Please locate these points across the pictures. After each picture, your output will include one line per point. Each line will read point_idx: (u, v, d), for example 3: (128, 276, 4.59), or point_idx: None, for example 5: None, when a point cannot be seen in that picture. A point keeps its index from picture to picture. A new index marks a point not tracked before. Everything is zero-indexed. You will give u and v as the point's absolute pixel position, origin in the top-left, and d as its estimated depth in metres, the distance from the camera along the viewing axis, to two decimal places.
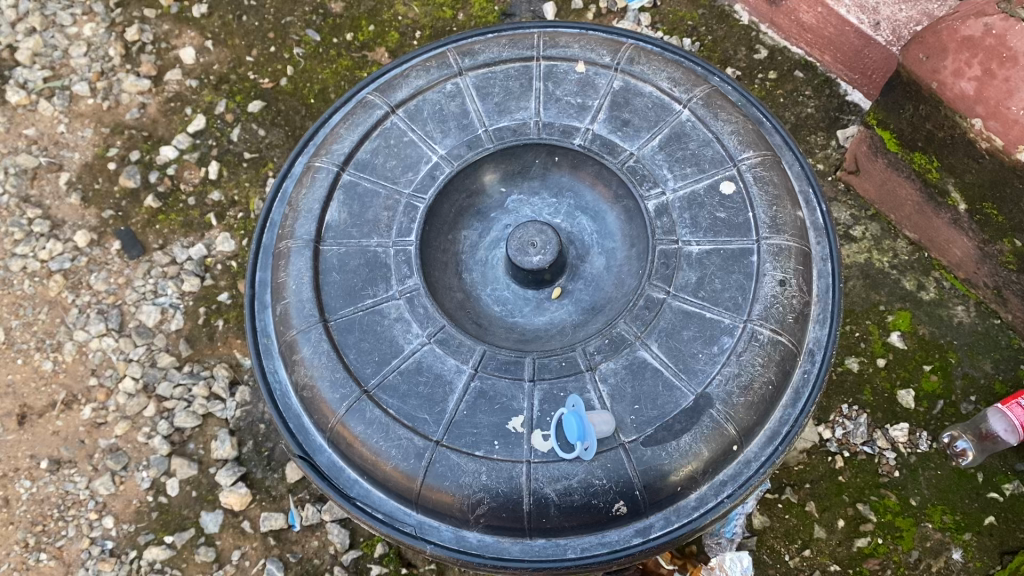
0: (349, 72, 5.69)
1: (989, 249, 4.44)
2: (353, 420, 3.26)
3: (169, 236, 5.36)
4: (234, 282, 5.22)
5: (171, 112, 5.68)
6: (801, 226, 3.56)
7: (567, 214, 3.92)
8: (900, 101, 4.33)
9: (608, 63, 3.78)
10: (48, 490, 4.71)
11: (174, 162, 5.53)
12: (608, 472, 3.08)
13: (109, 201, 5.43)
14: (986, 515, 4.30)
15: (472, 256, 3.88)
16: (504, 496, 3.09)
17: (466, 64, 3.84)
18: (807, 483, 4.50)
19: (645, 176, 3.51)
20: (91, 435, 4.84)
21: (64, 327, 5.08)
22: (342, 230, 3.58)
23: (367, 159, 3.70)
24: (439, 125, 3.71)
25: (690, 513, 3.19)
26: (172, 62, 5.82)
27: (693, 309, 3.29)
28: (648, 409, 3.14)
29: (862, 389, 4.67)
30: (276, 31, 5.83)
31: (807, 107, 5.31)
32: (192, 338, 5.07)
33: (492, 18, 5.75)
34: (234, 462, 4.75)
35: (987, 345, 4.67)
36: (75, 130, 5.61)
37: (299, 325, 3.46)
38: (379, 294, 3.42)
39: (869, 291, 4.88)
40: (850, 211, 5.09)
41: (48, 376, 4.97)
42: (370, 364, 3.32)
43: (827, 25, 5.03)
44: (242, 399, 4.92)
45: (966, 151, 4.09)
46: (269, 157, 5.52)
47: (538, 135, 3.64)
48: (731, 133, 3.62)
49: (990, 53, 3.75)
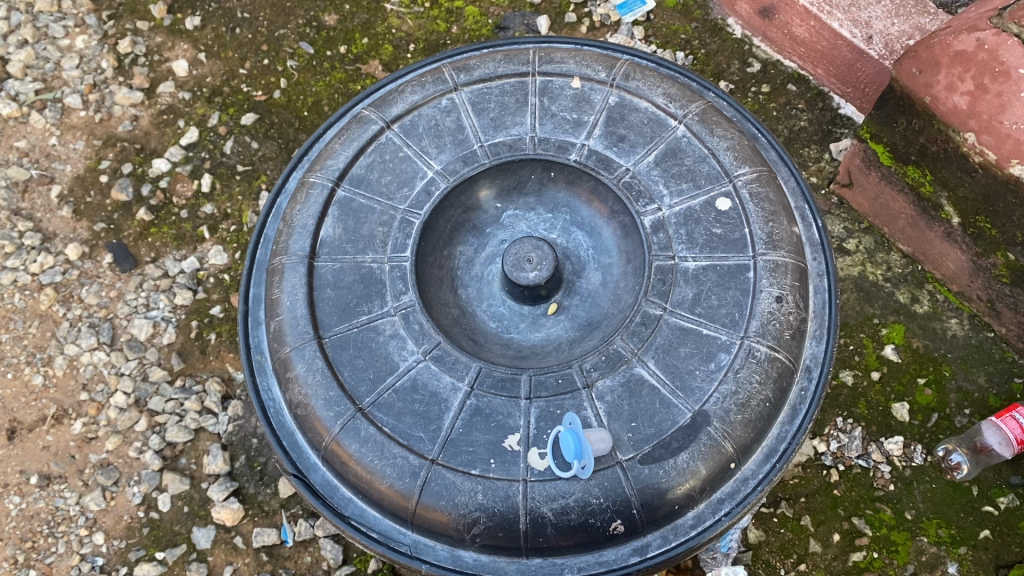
0: (342, 84, 5.67)
1: (982, 263, 4.45)
2: (347, 438, 3.23)
3: (162, 249, 5.32)
4: (226, 295, 5.20)
5: (164, 125, 5.66)
6: (796, 242, 3.55)
7: (563, 229, 3.91)
8: (893, 115, 4.34)
9: (604, 79, 3.78)
10: (38, 506, 4.66)
11: (166, 175, 5.50)
12: (605, 490, 3.06)
13: (100, 214, 5.40)
14: (982, 528, 4.29)
15: (468, 272, 3.86)
16: (501, 515, 3.07)
17: (462, 80, 3.83)
18: (802, 497, 4.49)
19: (641, 192, 3.51)
20: (82, 450, 4.79)
21: (55, 341, 5.04)
22: (337, 246, 3.56)
23: (362, 175, 3.68)
24: (434, 141, 3.70)
25: (687, 532, 3.17)
26: (165, 75, 5.80)
27: (690, 326, 3.27)
28: (645, 426, 3.13)
29: (857, 403, 4.66)
30: (270, 44, 5.82)
31: (800, 121, 5.32)
32: (184, 351, 5.04)
33: (486, 31, 5.75)
34: (227, 477, 4.72)
35: (981, 358, 4.68)
36: (68, 142, 5.58)
37: (293, 342, 3.43)
38: (374, 311, 3.40)
39: (863, 304, 4.88)
40: (844, 224, 5.10)
41: (39, 390, 4.93)
42: (365, 382, 3.29)
43: (820, 40, 5.05)
44: (234, 413, 4.88)
45: (960, 165, 4.11)
46: (262, 170, 5.50)
47: (534, 151, 3.63)
48: (726, 148, 3.62)
49: (983, 68, 3.72)
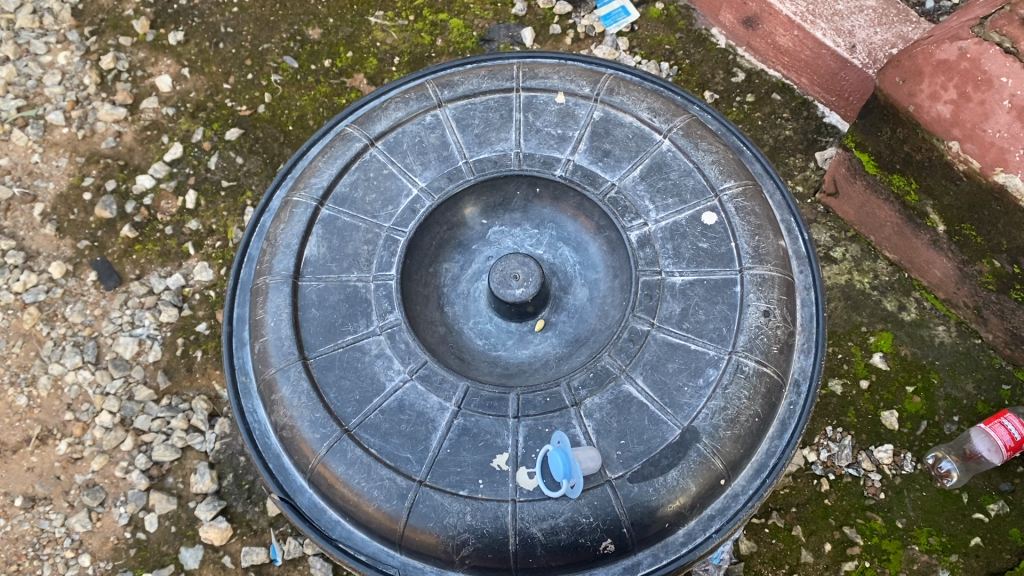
0: (327, 98, 5.65)
1: (968, 271, 4.45)
2: (334, 460, 3.20)
3: (147, 266, 5.28)
4: (212, 312, 5.15)
5: (147, 141, 5.62)
6: (782, 254, 3.55)
7: (549, 244, 3.89)
8: (877, 124, 4.33)
9: (588, 94, 3.77)
10: (23, 529, 4.62)
11: (150, 192, 5.46)
12: (595, 509, 3.04)
13: (84, 232, 5.35)
14: (972, 536, 4.29)
15: (454, 289, 3.84)
16: (490, 536, 3.04)
17: (446, 96, 3.82)
18: (793, 507, 4.48)
19: (627, 208, 3.49)
20: (67, 471, 4.74)
21: (39, 361, 4.99)
22: (321, 265, 3.53)
23: (346, 193, 3.66)
24: (418, 157, 3.68)
25: (678, 549, 3.15)
26: (148, 90, 5.76)
27: (678, 342, 3.26)
28: (634, 444, 3.11)
29: (846, 411, 4.66)
30: (254, 58, 5.80)
31: (785, 130, 5.33)
32: (170, 369, 5.00)
33: (470, 43, 5.74)
34: (214, 496, 4.68)
35: (968, 365, 4.69)
36: (50, 159, 5.53)
37: (278, 363, 3.40)
38: (359, 330, 3.37)
39: (851, 312, 4.89)
40: (830, 232, 5.10)
41: (23, 411, 4.88)
42: (351, 403, 3.26)
43: (804, 49, 5.06)
44: (221, 431, 4.83)
45: (944, 173, 4.09)
46: (247, 185, 5.46)
47: (519, 166, 3.62)
48: (712, 162, 3.61)
49: (966, 76, 3.76)
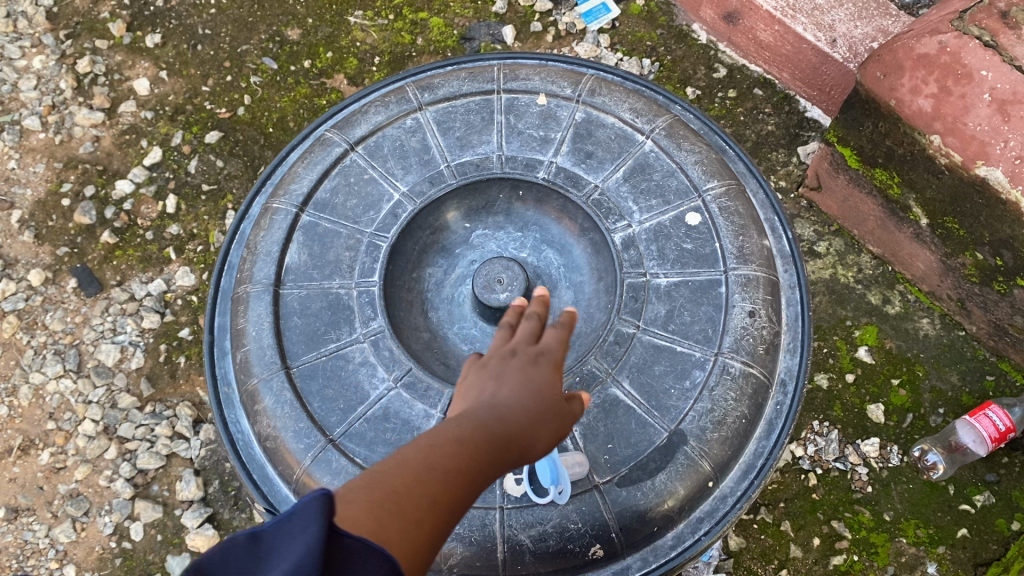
0: (307, 99, 5.60)
1: (952, 263, 4.46)
2: (318, 470, 3.16)
3: (127, 272, 5.21)
4: (195, 317, 5.10)
5: (126, 145, 5.56)
6: (767, 254, 3.53)
7: (533, 247, 3.86)
8: (860, 118, 4.31)
9: (570, 95, 3.74)
10: (7, 540, 4.58)
11: (130, 197, 5.39)
12: (583, 515, 3.04)
13: (63, 238, 5.28)
14: (959, 527, 4.32)
15: (438, 295, 3.80)
16: (478, 543, 3.01)
17: (426, 99, 3.79)
18: (781, 502, 4.48)
19: (610, 209, 3.47)
20: (50, 481, 4.69)
21: (20, 370, 4.93)
22: (303, 272, 3.50)
23: (327, 199, 3.63)
24: (399, 161, 3.65)
25: (667, 552, 3.13)
26: (126, 94, 5.69)
27: (663, 344, 3.25)
28: (621, 448, 3.10)
29: (833, 406, 4.66)
30: (232, 60, 5.74)
31: (768, 125, 5.32)
32: (153, 376, 4.94)
33: (451, 42, 5.70)
34: (200, 503, 4.63)
35: (953, 357, 4.70)
36: (27, 165, 5.45)
37: (260, 372, 3.36)
38: (343, 338, 3.34)
39: (835, 307, 4.90)
40: (814, 227, 5.10)
41: (4, 421, 4.83)
42: (335, 412, 3.24)
43: (785, 44, 5.05)
44: (206, 437, 4.78)
45: (926, 167, 4.08)
46: (228, 188, 5.40)
47: (501, 169, 3.58)
48: (695, 162, 3.60)
49: (946, 70, 3.72)
